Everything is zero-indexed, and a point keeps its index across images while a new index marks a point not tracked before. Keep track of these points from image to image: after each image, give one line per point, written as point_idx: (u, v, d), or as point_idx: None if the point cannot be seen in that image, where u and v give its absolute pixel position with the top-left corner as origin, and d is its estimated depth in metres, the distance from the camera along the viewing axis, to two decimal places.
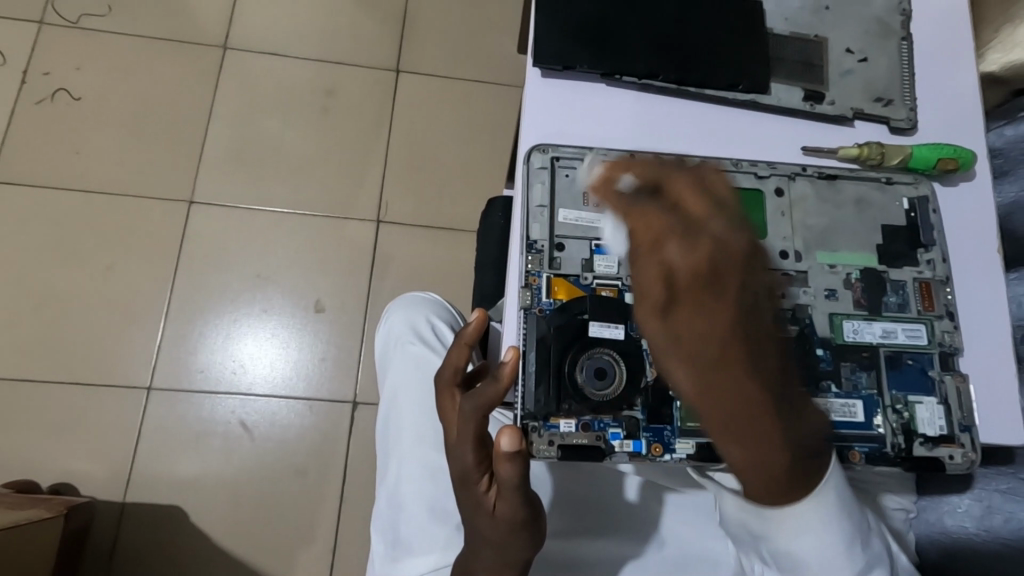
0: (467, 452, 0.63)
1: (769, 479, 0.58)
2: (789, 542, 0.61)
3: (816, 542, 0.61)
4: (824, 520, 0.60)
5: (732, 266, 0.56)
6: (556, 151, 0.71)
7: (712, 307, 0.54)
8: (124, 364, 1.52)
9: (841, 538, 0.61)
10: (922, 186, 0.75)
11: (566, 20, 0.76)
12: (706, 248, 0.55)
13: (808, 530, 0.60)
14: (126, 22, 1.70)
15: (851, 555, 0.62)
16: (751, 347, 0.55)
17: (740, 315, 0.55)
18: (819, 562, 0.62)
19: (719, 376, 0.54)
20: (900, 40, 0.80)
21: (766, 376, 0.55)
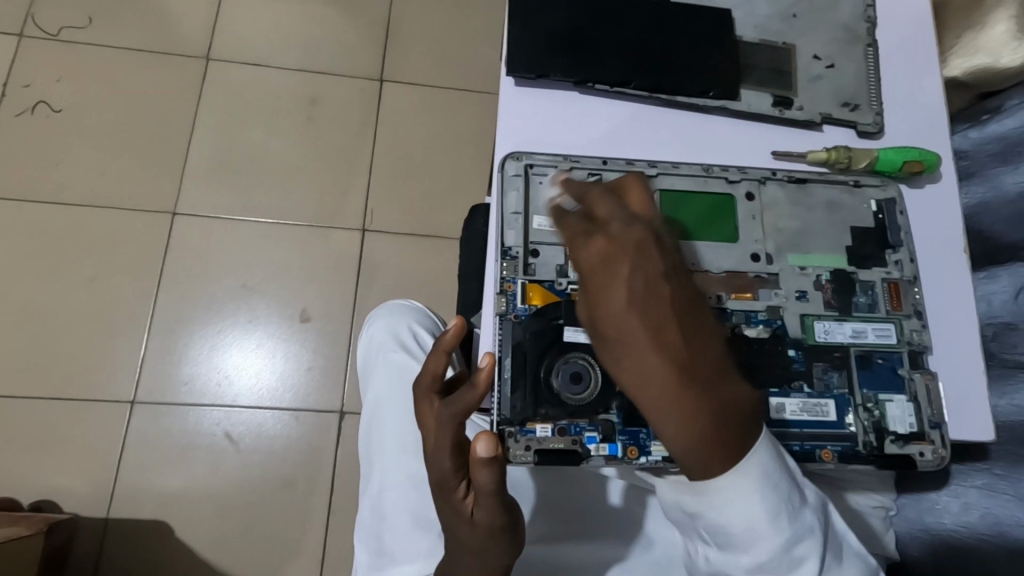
0: (444, 459, 0.64)
1: (703, 456, 0.55)
2: (716, 512, 0.58)
3: (742, 511, 0.57)
4: (747, 486, 0.56)
5: (634, 251, 0.55)
6: (530, 159, 0.72)
7: (612, 296, 0.54)
8: (106, 378, 1.50)
9: (768, 506, 0.57)
10: (890, 188, 0.77)
11: (539, 30, 0.77)
12: (601, 243, 0.56)
13: (728, 497, 0.57)
14: (108, 34, 1.70)
15: (780, 526, 0.58)
16: (659, 328, 0.53)
17: (646, 299, 0.53)
18: (748, 534, 0.58)
19: (628, 362, 0.53)
20: (866, 46, 0.82)
21: (681, 354, 0.53)
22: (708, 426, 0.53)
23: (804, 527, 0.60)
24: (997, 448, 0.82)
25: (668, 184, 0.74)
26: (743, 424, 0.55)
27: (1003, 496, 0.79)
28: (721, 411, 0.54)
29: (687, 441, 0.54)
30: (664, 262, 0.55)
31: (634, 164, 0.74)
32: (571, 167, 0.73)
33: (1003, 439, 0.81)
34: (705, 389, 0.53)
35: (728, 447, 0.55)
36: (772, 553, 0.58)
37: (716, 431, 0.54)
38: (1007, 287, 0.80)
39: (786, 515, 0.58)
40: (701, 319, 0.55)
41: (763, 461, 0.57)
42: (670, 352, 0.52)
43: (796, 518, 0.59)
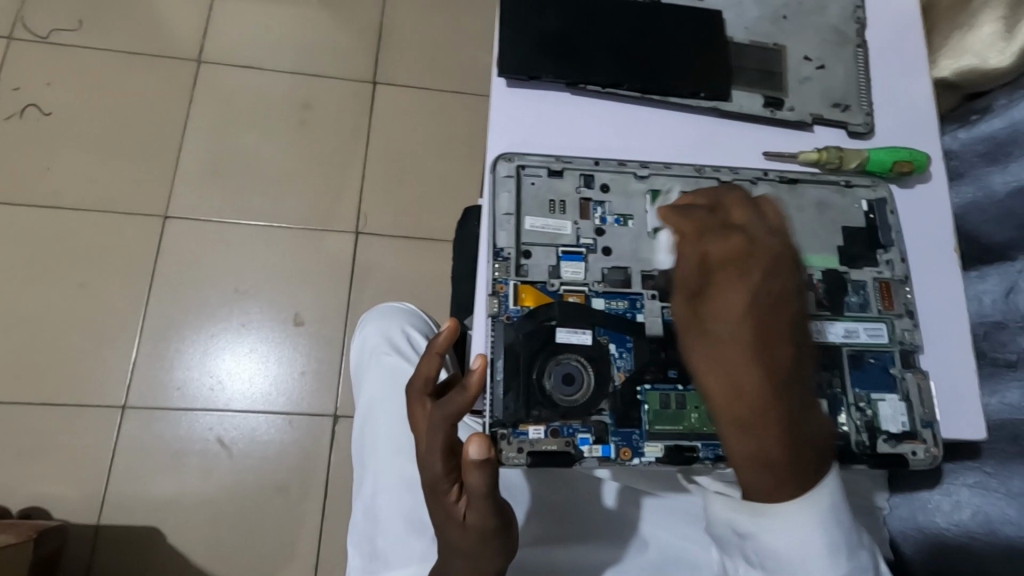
0: (436, 461, 0.63)
1: (768, 474, 0.55)
2: (774, 537, 0.58)
3: (803, 540, 0.58)
4: (815, 517, 0.57)
5: (769, 261, 0.55)
6: (522, 160, 0.72)
7: (728, 297, 0.53)
8: (97, 383, 1.49)
9: (829, 541, 0.58)
10: (880, 188, 0.77)
11: (531, 31, 0.77)
12: (738, 245, 0.55)
13: (793, 524, 0.57)
14: (98, 36, 1.69)
15: (836, 562, 0.59)
16: (767, 339, 0.52)
17: (765, 309, 0.53)
18: (802, 563, 0.58)
19: (730, 360, 0.52)
20: (855, 47, 0.83)
21: (778, 371, 0.52)
22: (781, 448, 0.54)
23: (858, 565, 0.60)
24: (989, 447, 0.82)
25: (660, 184, 0.74)
26: (815, 456, 0.56)
27: (995, 494, 0.79)
28: (801, 437, 0.54)
29: (758, 456, 0.54)
30: (792, 280, 0.56)
31: (626, 165, 0.74)
32: (563, 168, 0.73)
33: (995, 438, 0.82)
34: (792, 413, 0.53)
35: (794, 474, 0.56)
36: None
37: (789, 455, 0.54)
38: (998, 287, 0.80)
39: (844, 552, 0.59)
40: (804, 343, 0.55)
41: (833, 498, 0.58)
42: (770, 367, 0.52)
43: (851, 558, 0.60)
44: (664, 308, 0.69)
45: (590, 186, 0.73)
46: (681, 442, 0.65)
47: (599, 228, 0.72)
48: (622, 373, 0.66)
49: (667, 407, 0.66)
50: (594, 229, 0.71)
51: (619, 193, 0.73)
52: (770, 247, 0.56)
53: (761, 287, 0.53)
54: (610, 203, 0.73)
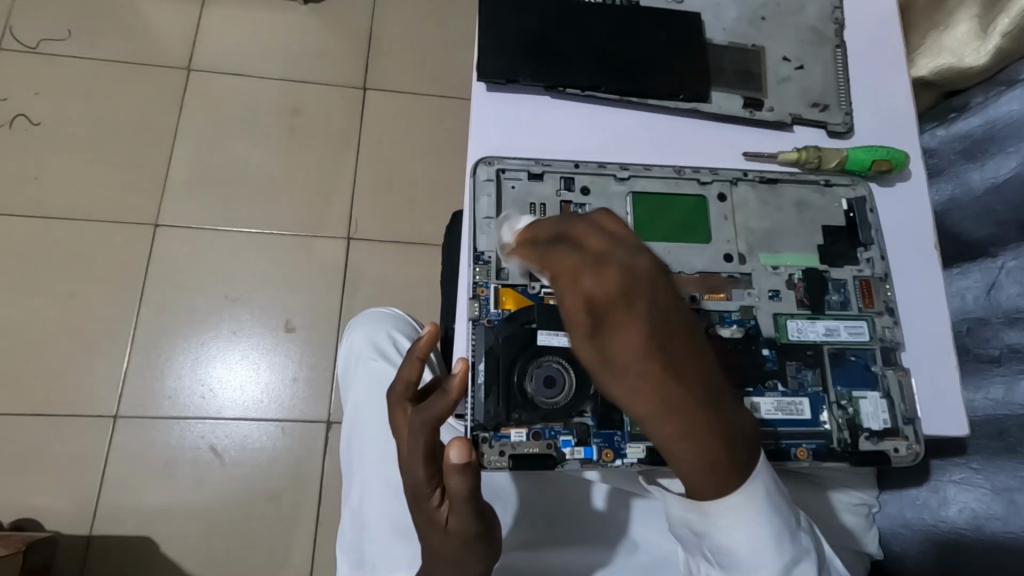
0: (418, 467, 0.63)
1: (713, 476, 0.55)
2: (725, 535, 0.58)
3: (749, 533, 0.58)
4: (756, 509, 0.57)
5: (648, 285, 0.52)
6: (502, 163, 0.72)
7: (631, 339, 0.50)
8: (88, 393, 1.48)
9: (773, 530, 0.58)
10: (859, 187, 0.77)
11: (510, 36, 0.77)
12: (614, 276, 0.51)
13: (739, 519, 0.57)
14: (87, 46, 1.69)
15: (782, 549, 0.59)
16: (674, 360, 0.52)
17: (658, 336, 0.51)
18: (751, 556, 0.59)
19: (648, 392, 0.51)
20: (834, 47, 0.83)
21: (694, 383, 0.53)
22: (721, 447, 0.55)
23: (801, 549, 0.61)
24: (974, 442, 0.82)
25: (640, 186, 0.74)
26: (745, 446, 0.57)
27: (980, 490, 0.79)
28: (731, 432, 0.55)
29: (702, 464, 0.54)
30: (671, 293, 0.54)
31: (606, 167, 0.74)
32: (543, 171, 0.73)
33: (979, 433, 0.82)
34: (715, 415, 0.54)
35: (737, 465, 0.56)
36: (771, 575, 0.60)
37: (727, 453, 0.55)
38: (980, 283, 0.81)
39: (787, 538, 0.60)
40: (702, 344, 0.55)
41: (770, 486, 0.58)
42: (687, 383, 0.52)
43: (795, 542, 0.60)
44: None
45: (570, 189, 0.73)
46: None
47: None
48: None
49: None
50: None
51: (600, 195, 0.73)
52: (639, 268, 0.53)
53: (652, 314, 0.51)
54: (590, 205, 0.73)
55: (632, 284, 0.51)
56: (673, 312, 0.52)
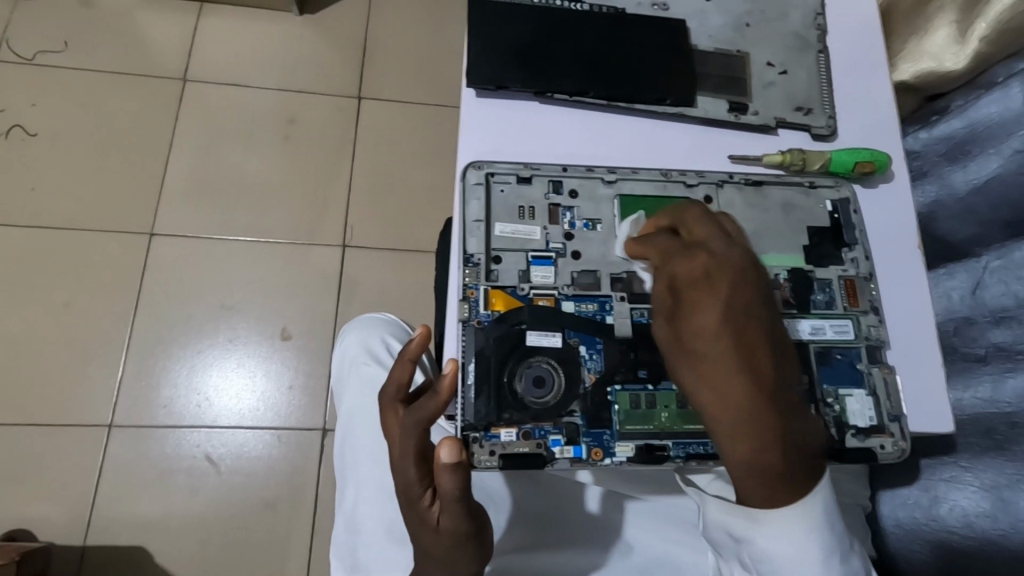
0: (408, 467, 0.64)
1: (765, 484, 0.56)
2: (774, 547, 0.59)
3: (797, 545, 0.58)
4: (808, 525, 0.58)
5: (735, 273, 0.56)
6: (491, 167, 0.73)
7: (706, 315, 0.54)
8: (83, 403, 1.48)
9: (823, 548, 0.59)
10: (844, 188, 0.79)
11: (498, 43, 0.78)
12: (703, 259, 0.57)
13: (789, 530, 0.58)
14: (83, 56, 1.70)
15: (829, 568, 0.60)
16: (749, 351, 0.54)
17: (736, 319, 0.54)
18: (794, 568, 0.59)
19: (714, 374, 0.54)
20: (817, 53, 0.85)
21: (769, 380, 0.54)
22: (782, 458, 0.55)
23: (846, 569, 0.61)
24: (963, 441, 0.84)
25: (627, 189, 0.75)
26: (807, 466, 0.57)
27: (966, 488, 0.81)
28: (797, 445, 0.55)
29: (758, 466, 0.55)
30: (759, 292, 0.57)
31: (594, 171, 0.75)
32: (531, 175, 0.74)
33: (967, 432, 0.83)
34: (785, 422, 0.55)
35: (793, 481, 0.56)
36: None
37: (787, 464, 0.55)
38: (966, 283, 0.83)
39: (834, 558, 0.60)
40: (783, 354, 0.57)
41: (828, 506, 0.59)
42: (759, 379, 0.54)
43: (844, 562, 0.61)
44: (633, 309, 0.69)
45: (559, 192, 0.74)
46: (652, 441, 0.66)
47: (568, 232, 0.72)
48: (592, 374, 0.67)
49: (638, 406, 0.66)
50: (563, 234, 0.72)
51: (587, 197, 0.74)
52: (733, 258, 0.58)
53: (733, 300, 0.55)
54: (578, 208, 0.74)
55: (717, 267, 0.57)
56: (756, 308, 0.56)
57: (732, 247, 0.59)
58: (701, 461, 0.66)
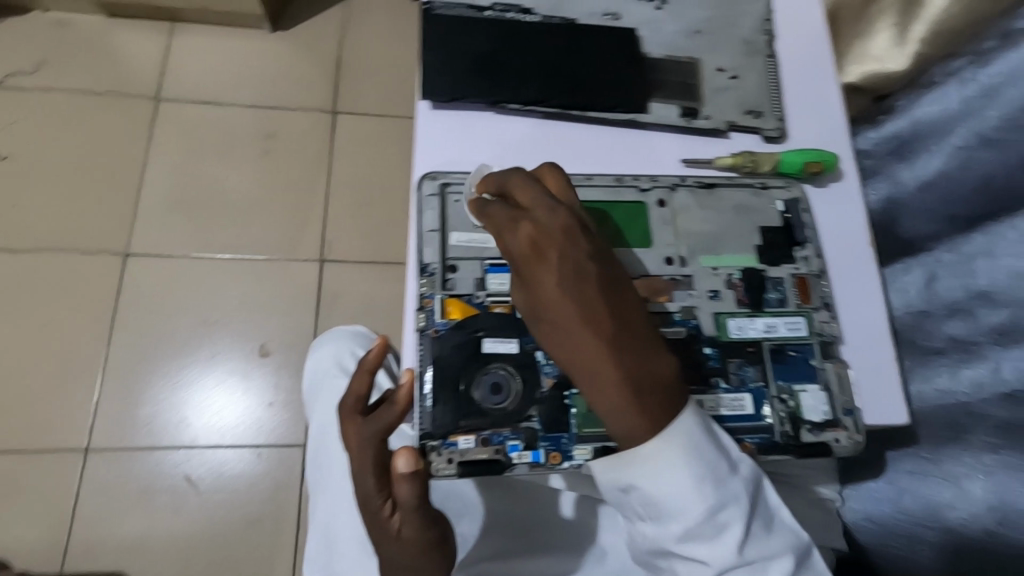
0: (368, 477, 0.65)
1: (627, 431, 0.58)
2: (645, 483, 0.60)
3: (666, 477, 0.59)
4: (673, 454, 0.59)
5: (557, 239, 0.59)
6: (446, 177, 0.74)
7: (542, 281, 0.58)
8: (59, 427, 1.46)
9: (691, 473, 0.59)
10: (795, 188, 0.80)
11: (453, 55, 0.80)
12: (528, 230, 0.59)
13: (655, 464, 0.59)
14: (53, 78, 1.69)
15: (704, 494, 0.59)
16: (585, 303, 0.57)
17: (570, 282, 0.58)
18: (671, 501, 0.59)
19: (559, 337, 0.58)
20: (766, 57, 0.87)
21: (606, 327, 0.57)
22: (632, 399, 0.57)
23: (728, 494, 0.60)
24: (925, 433, 0.86)
25: (581, 195, 0.76)
26: (670, 396, 0.59)
27: (929, 478, 0.84)
28: (647, 382, 0.58)
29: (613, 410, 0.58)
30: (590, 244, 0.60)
31: None
32: None
33: (929, 423, 0.85)
34: (628, 361, 0.57)
35: (655, 418, 0.58)
36: (694, 520, 0.59)
37: (638, 400, 0.57)
38: (920, 277, 0.85)
39: (710, 482, 0.60)
40: (626, 295, 0.60)
41: (690, 435, 0.60)
42: (596, 329, 0.57)
43: (720, 486, 0.60)
44: None
45: None
46: (609, 443, 0.66)
47: None
48: (550, 378, 0.67)
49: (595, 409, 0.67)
50: None
51: None
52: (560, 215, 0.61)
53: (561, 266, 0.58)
54: None
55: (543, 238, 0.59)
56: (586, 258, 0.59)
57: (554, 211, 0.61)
58: None
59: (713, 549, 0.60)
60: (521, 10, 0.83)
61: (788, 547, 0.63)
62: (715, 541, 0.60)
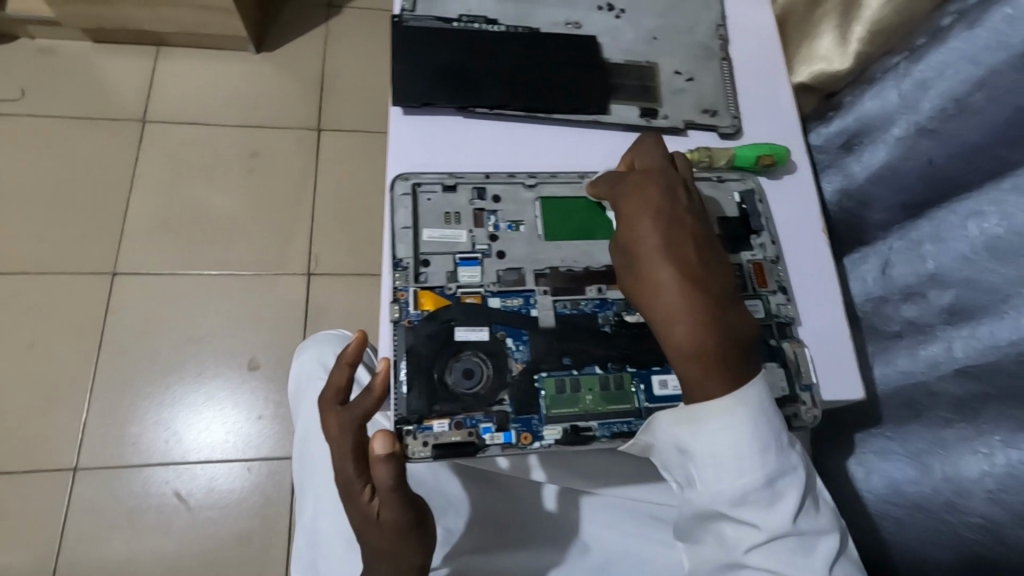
0: (347, 464, 0.67)
1: (695, 373, 0.63)
2: (711, 442, 0.64)
3: (732, 438, 0.63)
4: (743, 416, 0.63)
5: (665, 188, 0.69)
6: (418, 178, 0.78)
7: (638, 221, 0.67)
8: (49, 448, 1.47)
9: (757, 438, 0.63)
10: (749, 180, 0.85)
11: (423, 65, 0.84)
12: (640, 180, 0.70)
13: (726, 423, 0.63)
14: (40, 103, 1.73)
15: (767, 458, 0.63)
16: (674, 242, 0.66)
17: (667, 224, 0.66)
18: (735, 463, 0.63)
19: (646, 271, 0.65)
20: (720, 60, 0.93)
21: (691, 266, 0.65)
22: (705, 336, 0.63)
23: (788, 465, 0.65)
24: (889, 413, 0.89)
25: (548, 191, 0.80)
26: (741, 353, 0.64)
27: (893, 456, 0.87)
28: (724, 328, 0.64)
29: (685, 343, 0.63)
30: (689, 204, 0.70)
31: (515, 176, 0.80)
32: (456, 183, 0.78)
33: (891, 404, 0.89)
34: (709, 301, 0.64)
35: (721, 367, 0.63)
36: (755, 484, 0.63)
37: (712, 341, 0.63)
38: (876, 265, 0.89)
39: (773, 451, 0.64)
40: (716, 255, 0.68)
41: (760, 400, 0.64)
42: (683, 267, 0.65)
43: (781, 455, 0.64)
44: (556, 301, 0.74)
45: (483, 198, 0.79)
46: (578, 423, 0.70)
47: (493, 234, 0.77)
48: (520, 363, 0.71)
49: (564, 391, 0.70)
50: (488, 236, 0.77)
51: (511, 202, 0.79)
52: (668, 177, 0.71)
53: (662, 209, 0.68)
54: (501, 211, 0.78)
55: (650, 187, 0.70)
56: (684, 210, 0.68)
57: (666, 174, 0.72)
58: (625, 440, 0.70)
59: (767, 514, 0.63)
60: (485, 22, 0.88)
61: (832, 526, 0.67)
62: (771, 509, 0.64)
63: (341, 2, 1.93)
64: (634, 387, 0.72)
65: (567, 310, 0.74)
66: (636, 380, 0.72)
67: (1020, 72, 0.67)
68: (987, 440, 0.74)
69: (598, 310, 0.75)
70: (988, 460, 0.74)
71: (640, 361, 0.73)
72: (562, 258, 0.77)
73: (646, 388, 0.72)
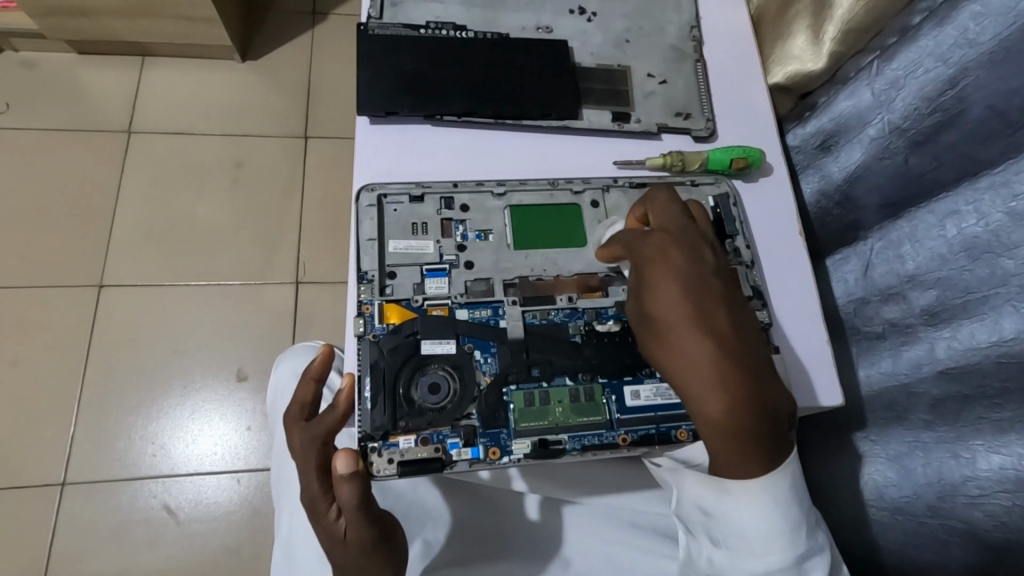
0: (311, 482, 0.66)
1: (730, 449, 0.60)
2: (740, 515, 0.62)
3: (763, 517, 0.62)
4: (776, 497, 0.62)
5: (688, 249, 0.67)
6: (383, 189, 0.77)
7: (662, 287, 0.65)
8: (35, 464, 1.45)
9: (788, 520, 0.62)
10: (723, 184, 0.85)
11: (390, 74, 0.83)
12: (659, 241, 0.68)
13: (759, 502, 0.61)
14: (23, 117, 1.72)
15: (797, 540, 0.63)
16: (704, 308, 0.63)
17: (692, 289, 0.64)
18: (761, 540, 0.62)
19: (674, 341, 0.63)
20: (693, 62, 0.91)
21: (723, 334, 0.62)
22: (740, 411, 0.59)
23: (814, 545, 0.64)
24: (872, 417, 0.87)
25: (517, 200, 0.79)
26: (777, 425, 0.61)
27: (876, 460, 0.86)
28: (760, 401, 0.60)
29: (720, 423, 0.60)
30: (715, 265, 0.67)
31: (483, 185, 0.79)
32: (422, 193, 0.77)
33: (875, 407, 0.87)
34: (743, 371, 0.60)
35: (757, 441, 0.60)
36: (779, 564, 0.62)
37: (748, 415, 0.59)
38: (857, 267, 0.88)
39: (801, 532, 0.63)
40: (745, 319, 0.64)
41: (795, 481, 0.63)
42: (714, 335, 0.61)
43: (811, 536, 0.64)
44: (525, 312, 0.73)
45: (450, 207, 0.77)
46: (547, 436, 0.69)
47: (461, 244, 0.76)
48: (488, 376, 0.70)
49: (532, 404, 0.69)
50: (456, 246, 0.76)
51: (478, 211, 0.78)
52: (688, 235, 0.69)
53: (686, 272, 0.65)
54: (469, 221, 0.77)
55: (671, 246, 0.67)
56: (711, 274, 0.66)
57: (686, 232, 0.69)
58: (596, 452, 0.69)
59: None
60: (453, 28, 0.87)
61: None
62: None
63: (325, 9, 1.92)
64: (604, 398, 0.71)
65: (537, 321, 0.73)
66: (607, 392, 0.71)
67: (989, 70, 0.66)
68: (968, 444, 0.72)
69: (568, 319, 0.74)
70: (970, 465, 0.72)
71: (610, 370, 0.72)
72: (532, 267, 0.76)
73: (617, 399, 0.71)
